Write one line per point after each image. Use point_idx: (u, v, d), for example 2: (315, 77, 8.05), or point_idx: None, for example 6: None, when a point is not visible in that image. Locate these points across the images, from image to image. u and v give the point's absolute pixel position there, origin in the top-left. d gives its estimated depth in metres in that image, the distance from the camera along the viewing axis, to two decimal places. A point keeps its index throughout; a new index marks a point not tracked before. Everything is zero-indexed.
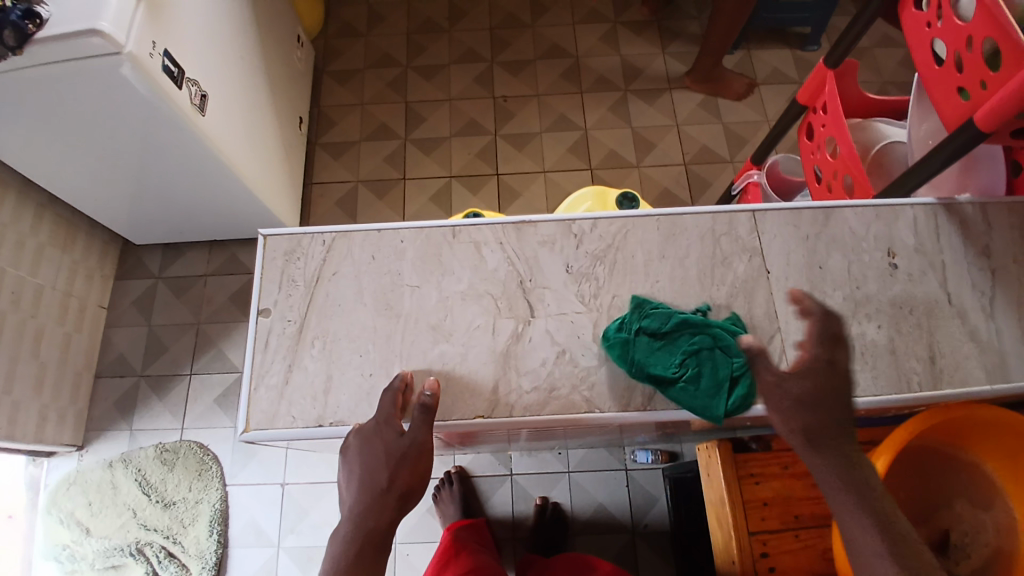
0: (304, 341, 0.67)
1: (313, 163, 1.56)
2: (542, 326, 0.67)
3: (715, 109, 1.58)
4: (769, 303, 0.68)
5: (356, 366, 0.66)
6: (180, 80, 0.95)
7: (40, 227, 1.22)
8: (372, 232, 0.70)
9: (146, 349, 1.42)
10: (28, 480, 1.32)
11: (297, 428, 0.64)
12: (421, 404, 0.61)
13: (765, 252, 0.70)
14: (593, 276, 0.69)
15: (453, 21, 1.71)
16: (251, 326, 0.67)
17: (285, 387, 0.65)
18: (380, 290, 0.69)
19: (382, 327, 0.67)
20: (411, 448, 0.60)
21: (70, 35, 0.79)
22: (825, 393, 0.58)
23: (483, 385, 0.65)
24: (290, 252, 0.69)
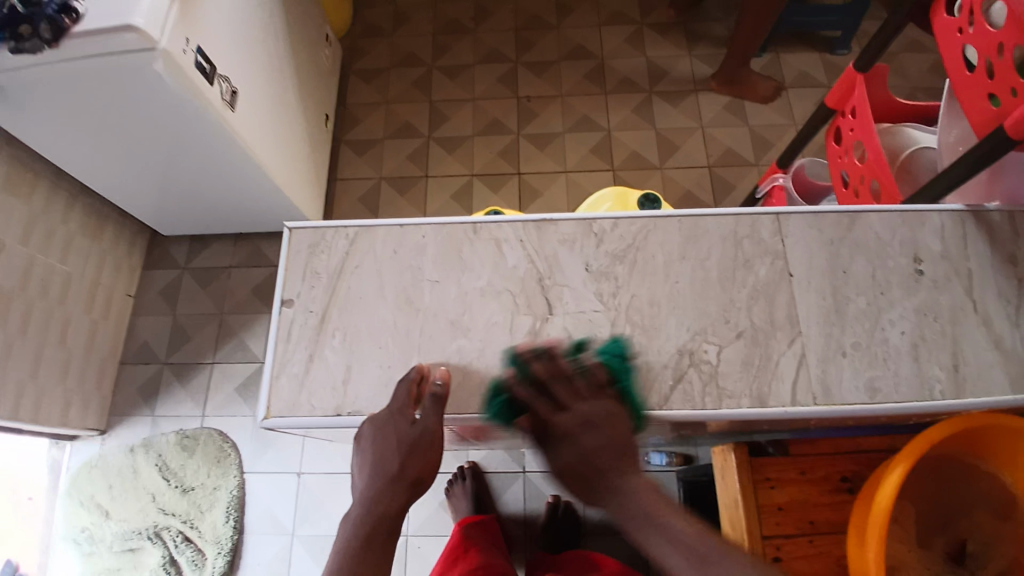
0: (325, 332, 0.68)
1: (337, 159, 1.58)
2: (559, 324, 0.68)
3: (740, 113, 1.57)
4: (790, 307, 0.68)
5: (375, 358, 0.67)
6: (211, 77, 0.98)
7: (71, 216, 1.26)
8: (395, 227, 0.71)
9: (171, 338, 1.46)
10: (51, 463, 1.37)
11: (316, 417, 0.65)
12: (432, 395, 0.61)
13: (787, 256, 0.69)
14: (612, 275, 0.69)
15: (478, 21, 1.72)
16: (275, 315, 0.68)
17: (306, 376, 0.66)
18: (401, 284, 0.70)
19: (401, 321, 0.68)
20: (422, 437, 0.61)
21: (105, 30, 0.81)
22: (586, 456, 0.60)
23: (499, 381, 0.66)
24: (314, 244, 0.70)
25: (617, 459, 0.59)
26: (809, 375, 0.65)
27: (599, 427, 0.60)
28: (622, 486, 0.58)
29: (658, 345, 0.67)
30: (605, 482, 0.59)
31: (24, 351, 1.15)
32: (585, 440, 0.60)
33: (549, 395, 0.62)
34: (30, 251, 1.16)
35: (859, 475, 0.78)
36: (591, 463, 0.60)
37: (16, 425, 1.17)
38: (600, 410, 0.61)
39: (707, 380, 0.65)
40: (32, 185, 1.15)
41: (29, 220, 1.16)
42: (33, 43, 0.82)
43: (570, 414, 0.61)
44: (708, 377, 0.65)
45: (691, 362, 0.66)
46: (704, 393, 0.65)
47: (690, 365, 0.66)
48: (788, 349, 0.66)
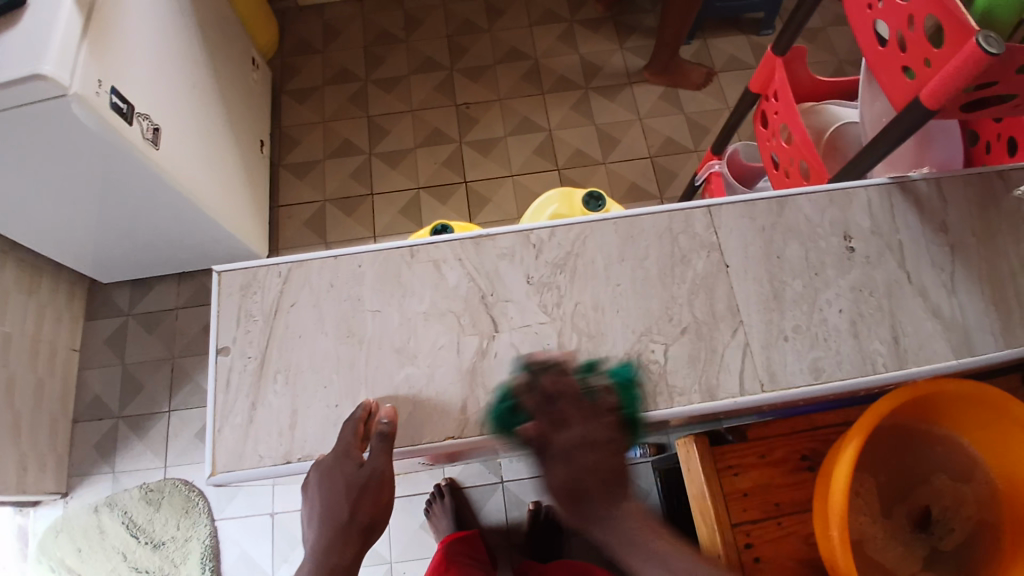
0: (266, 376, 0.65)
1: (277, 185, 1.54)
2: (506, 340, 0.67)
3: (676, 101, 1.59)
4: (731, 298, 0.69)
5: (321, 397, 0.65)
6: (130, 116, 0.93)
7: (2, 273, 1.19)
8: (329, 259, 0.69)
9: (122, 388, 1.39)
10: (17, 530, 1.29)
11: (266, 466, 0.63)
12: (377, 433, 0.60)
13: (723, 247, 0.71)
14: (554, 285, 0.69)
15: (409, 31, 1.70)
16: (211, 365, 0.66)
17: (250, 425, 0.64)
18: (341, 317, 0.68)
19: (345, 355, 0.66)
20: (371, 479, 0.60)
21: (12, 81, 0.77)
22: (579, 478, 0.60)
23: (452, 405, 0.64)
24: (245, 286, 0.68)
25: (609, 482, 0.60)
26: (755, 361, 0.66)
27: (597, 447, 0.60)
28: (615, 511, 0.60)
29: (606, 350, 0.67)
30: (592, 504, 0.60)
31: None
32: (578, 457, 0.60)
33: (557, 412, 0.62)
34: None
35: (818, 453, 0.80)
36: (583, 485, 0.60)
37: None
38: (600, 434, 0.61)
39: (657, 380, 0.65)
40: None
41: None
42: None
43: (570, 429, 0.61)
44: (657, 377, 0.65)
45: (639, 364, 0.66)
46: (655, 395, 0.65)
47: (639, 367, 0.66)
48: (732, 340, 0.67)
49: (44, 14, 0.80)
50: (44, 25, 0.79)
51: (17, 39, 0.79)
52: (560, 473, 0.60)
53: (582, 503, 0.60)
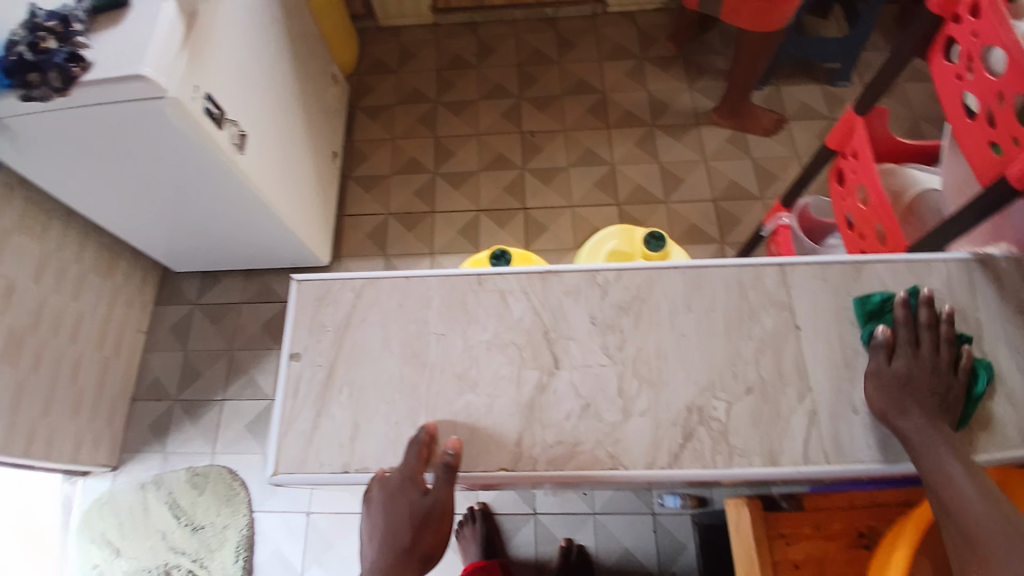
0: (333, 386, 0.68)
1: (345, 196, 1.61)
2: (566, 378, 0.67)
3: (742, 145, 1.58)
4: (800, 360, 0.67)
5: (382, 414, 0.67)
6: (220, 121, 1.00)
7: (83, 256, 1.30)
8: (401, 279, 0.72)
9: (181, 374, 1.47)
10: (64, 498, 1.37)
11: (324, 474, 0.65)
12: (444, 464, 0.61)
13: (794, 308, 0.69)
14: (618, 327, 0.69)
15: (481, 57, 1.75)
16: (283, 369, 0.69)
17: (313, 434, 0.66)
18: (407, 338, 0.70)
19: (408, 375, 0.68)
20: (433, 508, 0.61)
21: (116, 79, 0.85)
22: (922, 383, 0.62)
23: (506, 438, 0.65)
24: (320, 299, 0.71)
25: (942, 402, 0.61)
26: (821, 431, 0.64)
27: (935, 369, 0.63)
28: (933, 422, 0.60)
29: (666, 400, 0.66)
30: (920, 404, 0.61)
31: (36, 389, 1.17)
32: (918, 369, 0.62)
33: (926, 330, 0.64)
34: (44, 291, 1.20)
35: (875, 530, 0.82)
36: (924, 392, 0.62)
37: (27, 462, 1.18)
38: (950, 373, 0.63)
39: (716, 437, 0.64)
40: (42, 228, 1.20)
41: (40, 263, 1.20)
42: (44, 92, 0.85)
43: (936, 353, 0.64)
44: (717, 434, 0.64)
45: (699, 419, 0.65)
46: (714, 452, 0.64)
47: (699, 422, 0.65)
48: (798, 405, 0.65)
49: (149, 20, 0.87)
50: (148, 30, 0.87)
51: (124, 44, 0.86)
52: (909, 365, 0.63)
53: (909, 392, 0.61)
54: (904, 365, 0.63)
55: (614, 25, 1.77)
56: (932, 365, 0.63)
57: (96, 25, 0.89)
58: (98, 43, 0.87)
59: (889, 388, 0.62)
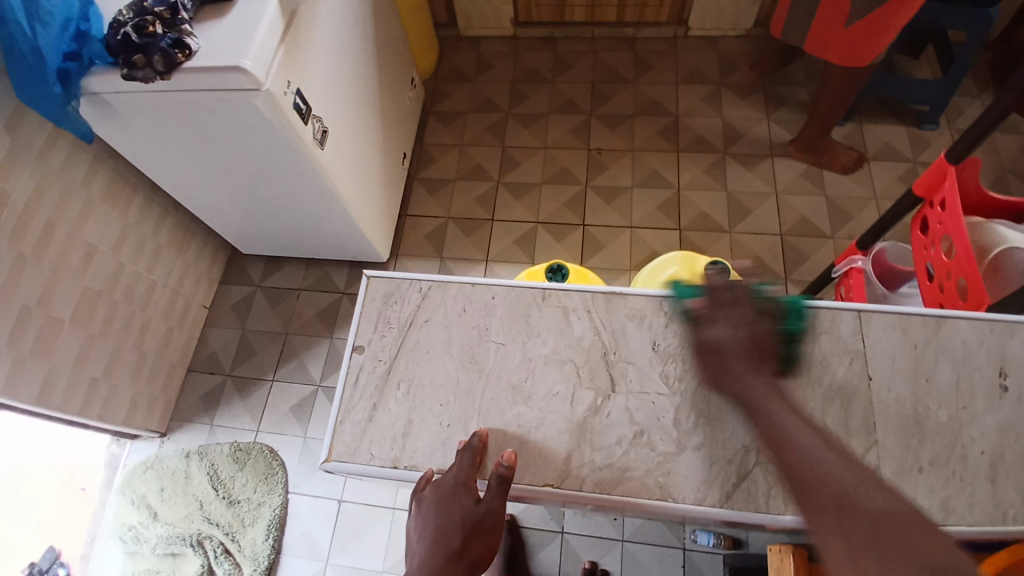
0: (390, 383, 0.70)
1: (409, 196, 1.65)
2: (621, 403, 0.67)
3: (817, 182, 1.53)
4: (868, 412, 0.66)
5: (435, 415, 0.68)
6: (306, 116, 1.05)
7: (161, 231, 1.40)
8: (467, 285, 0.74)
9: (237, 351, 1.53)
10: (111, 457, 1.46)
11: (374, 466, 0.66)
12: (496, 476, 0.62)
13: (867, 356, 0.68)
14: (680, 357, 0.69)
15: (556, 72, 1.77)
16: (345, 361, 0.71)
17: (368, 425, 0.68)
18: (467, 343, 0.71)
19: (464, 380, 0.69)
20: (485, 517, 0.62)
21: (216, 69, 0.90)
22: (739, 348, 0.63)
23: (556, 453, 0.66)
24: (388, 296, 0.73)
25: (761, 358, 0.62)
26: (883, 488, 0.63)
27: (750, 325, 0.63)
28: (755, 379, 0.61)
29: (724, 437, 0.65)
30: (744, 370, 0.62)
31: (101, 351, 1.26)
32: (729, 333, 0.63)
33: (729, 292, 0.66)
34: (120, 259, 1.29)
35: None
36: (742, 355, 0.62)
37: (82, 421, 1.26)
38: (764, 328, 0.63)
39: (773, 481, 0.63)
40: (127, 201, 1.30)
41: (121, 233, 1.29)
42: (148, 74, 0.91)
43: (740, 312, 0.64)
44: (774, 478, 0.63)
45: (757, 461, 0.64)
46: (770, 496, 0.63)
47: (757, 464, 0.64)
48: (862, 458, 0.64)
49: (253, 16, 0.92)
50: (251, 25, 0.92)
51: (228, 37, 0.92)
52: (725, 335, 0.63)
53: (730, 360, 0.62)
54: (722, 333, 0.64)
55: (694, 49, 1.76)
56: (749, 321, 0.63)
57: (202, 15, 0.95)
58: (203, 33, 0.93)
59: (712, 359, 0.64)
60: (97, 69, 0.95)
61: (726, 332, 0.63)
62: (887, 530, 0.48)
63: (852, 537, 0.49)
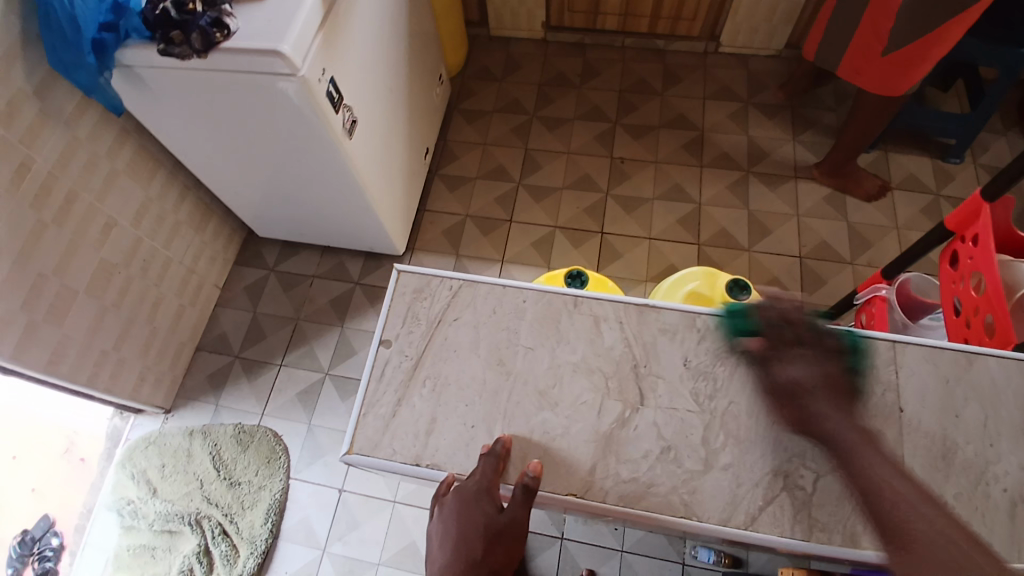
0: (416, 379, 0.71)
1: (429, 191, 1.65)
2: (649, 417, 0.69)
3: (841, 207, 1.52)
4: (897, 444, 0.65)
5: (460, 414, 0.69)
6: (337, 105, 1.05)
7: (181, 207, 1.40)
8: (497, 287, 0.76)
9: (247, 333, 1.53)
10: (112, 430, 1.45)
11: (395, 462, 0.67)
12: (522, 485, 0.63)
13: (900, 388, 0.68)
14: (711, 376, 0.70)
15: (584, 79, 1.77)
16: (372, 353, 0.73)
17: (392, 419, 0.70)
18: (496, 346, 0.73)
19: (491, 381, 0.71)
20: (507, 526, 0.64)
21: (254, 51, 0.90)
22: (814, 387, 0.63)
23: (581, 464, 0.67)
24: (418, 291, 0.75)
25: (830, 395, 0.62)
26: None
27: (822, 362, 0.64)
28: (826, 416, 0.61)
29: (751, 460, 0.66)
30: (817, 410, 0.62)
31: (112, 324, 1.26)
32: (804, 373, 0.64)
33: (792, 328, 0.66)
34: (139, 233, 1.29)
35: None
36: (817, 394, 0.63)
37: (89, 392, 1.26)
38: (833, 366, 0.63)
39: (799, 507, 0.64)
40: (150, 175, 1.30)
41: (142, 207, 1.29)
42: (185, 51, 0.92)
43: (809, 349, 0.65)
44: (800, 504, 0.64)
45: (784, 485, 0.65)
46: (794, 521, 0.63)
47: (783, 488, 0.65)
48: None
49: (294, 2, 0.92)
50: (292, 10, 0.92)
51: (268, 20, 0.92)
52: (799, 374, 0.64)
53: (804, 400, 0.63)
54: (796, 372, 0.64)
55: (724, 65, 1.75)
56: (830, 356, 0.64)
57: None
58: (242, 15, 0.93)
59: (789, 398, 0.64)
60: (133, 42, 0.95)
61: (799, 370, 0.64)
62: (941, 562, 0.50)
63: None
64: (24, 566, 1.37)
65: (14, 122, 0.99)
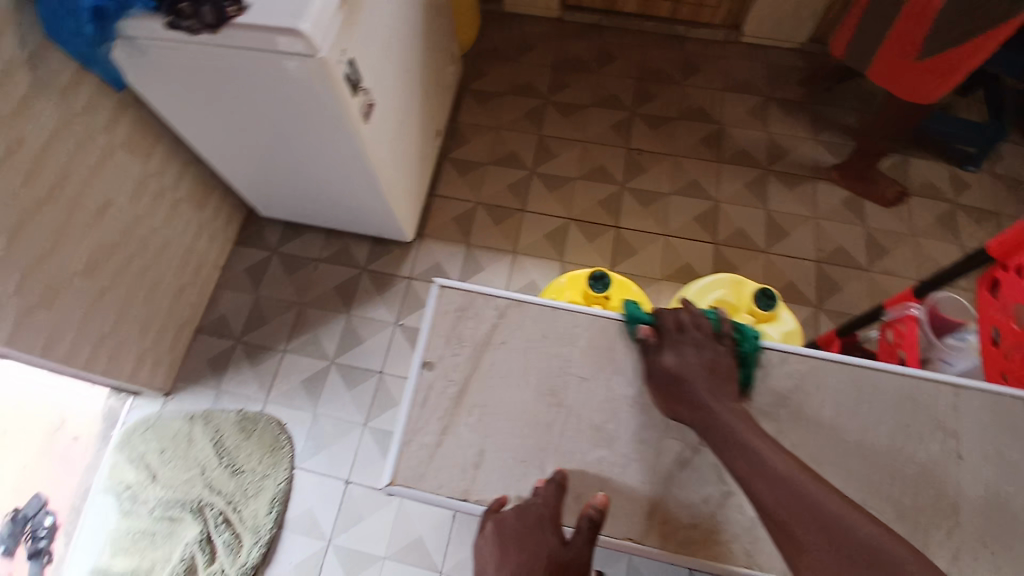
0: (461, 407, 0.80)
1: (439, 176, 1.60)
2: (709, 458, 0.77)
3: (858, 212, 1.51)
4: (954, 491, 0.77)
5: (511, 448, 0.78)
6: (356, 89, 0.99)
7: (181, 184, 1.34)
8: (548, 310, 0.85)
9: (248, 317, 1.49)
10: (109, 411, 1.43)
11: (439, 494, 0.77)
12: (587, 518, 0.70)
13: (959, 436, 0.79)
14: (775, 417, 0.81)
15: (602, 63, 1.71)
16: (416, 376, 0.82)
17: (436, 448, 0.79)
18: (546, 377, 0.82)
19: (542, 413, 0.80)
20: (570, 561, 0.70)
21: (271, 28, 0.84)
22: (686, 374, 0.76)
23: (640, 504, 0.75)
24: (462, 309, 0.84)
25: (708, 384, 0.75)
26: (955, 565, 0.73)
27: (701, 351, 0.78)
28: (705, 402, 0.73)
29: None
30: (688, 396, 0.75)
31: (110, 306, 1.21)
32: (679, 363, 0.77)
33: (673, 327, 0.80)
34: (136, 212, 1.23)
35: None
36: (686, 380, 0.75)
37: (87, 374, 1.21)
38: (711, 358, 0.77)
39: None
40: (149, 149, 1.23)
41: (141, 184, 1.23)
42: (195, 27, 0.87)
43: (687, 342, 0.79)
44: None
45: None
46: None
47: None
48: (944, 537, 0.75)
49: None
50: None
51: None
52: (676, 361, 0.77)
53: (675, 385, 0.76)
54: (672, 360, 0.77)
55: (744, 56, 1.70)
56: (692, 349, 0.78)
57: None
58: None
59: (665, 381, 0.77)
60: (135, 12, 0.88)
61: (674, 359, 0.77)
62: (871, 560, 0.58)
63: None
64: (15, 545, 1.35)
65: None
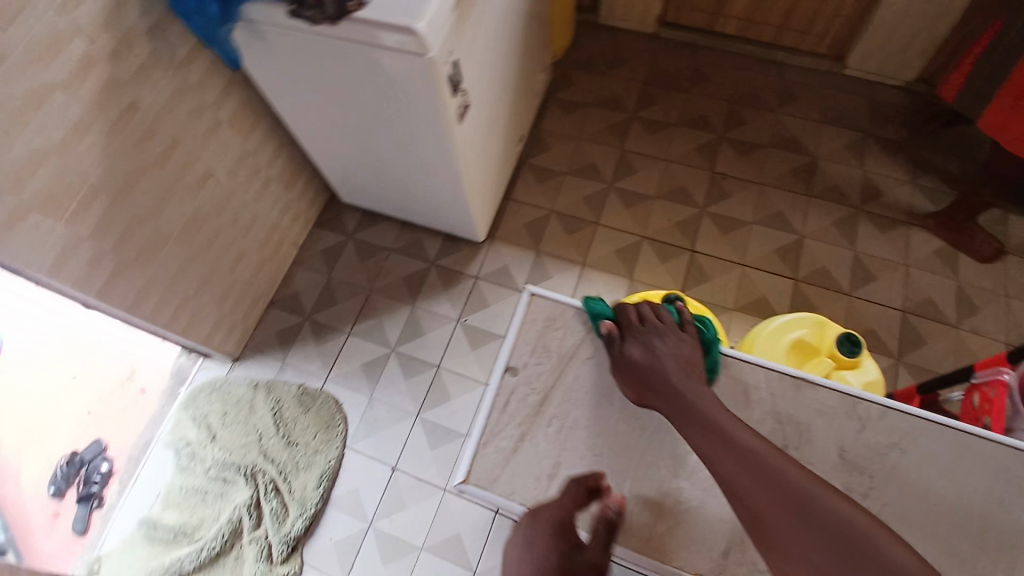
0: (542, 416, 0.82)
1: (516, 180, 1.61)
2: None
3: (952, 265, 1.41)
4: None
5: (585, 463, 0.80)
6: (456, 90, 1.01)
7: (274, 162, 1.40)
8: None
9: (319, 297, 1.54)
10: (179, 368, 1.51)
11: (514, 502, 0.78)
12: (605, 517, 0.70)
13: None
14: (868, 471, 0.78)
15: (694, 83, 1.68)
16: (499, 381, 0.84)
17: (512, 455, 0.80)
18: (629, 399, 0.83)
19: (624, 434, 0.81)
20: (584, 565, 0.68)
21: (388, 26, 0.87)
22: (652, 365, 0.77)
23: (716, 543, 0.75)
24: (552, 320, 0.88)
25: (677, 375, 0.76)
26: None
27: (666, 341, 0.80)
28: (676, 389, 0.75)
29: None
30: (654, 385, 0.76)
31: (197, 270, 1.28)
32: (643, 355, 0.79)
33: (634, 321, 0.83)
34: (232, 185, 1.30)
35: None
36: (653, 371, 0.77)
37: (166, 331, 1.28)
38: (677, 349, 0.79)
39: None
40: (251, 127, 1.30)
41: (239, 160, 1.30)
42: (317, 17, 0.90)
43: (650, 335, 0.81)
44: None
45: None
46: None
47: None
48: None
49: None
50: None
51: None
52: (640, 352, 0.79)
53: (641, 373, 0.77)
54: (634, 350, 0.79)
55: (846, 88, 1.63)
56: (655, 342, 0.80)
57: None
58: None
59: (631, 372, 0.78)
60: None
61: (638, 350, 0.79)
62: (855, 544, 0.56)
63: (828, 562, 0.56)
64: (69, 487, 1.43)
65: (128, 58, 0.98)
